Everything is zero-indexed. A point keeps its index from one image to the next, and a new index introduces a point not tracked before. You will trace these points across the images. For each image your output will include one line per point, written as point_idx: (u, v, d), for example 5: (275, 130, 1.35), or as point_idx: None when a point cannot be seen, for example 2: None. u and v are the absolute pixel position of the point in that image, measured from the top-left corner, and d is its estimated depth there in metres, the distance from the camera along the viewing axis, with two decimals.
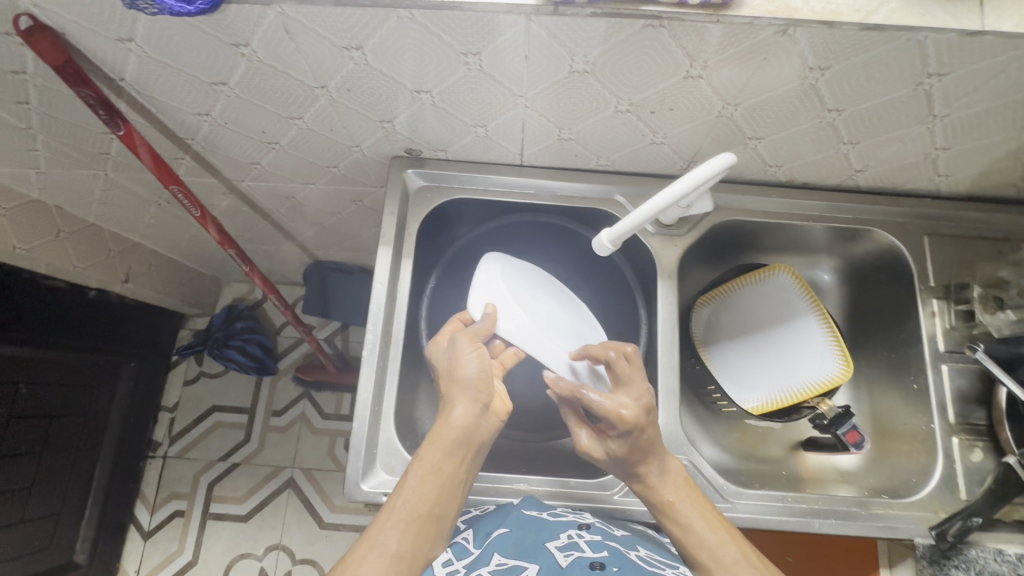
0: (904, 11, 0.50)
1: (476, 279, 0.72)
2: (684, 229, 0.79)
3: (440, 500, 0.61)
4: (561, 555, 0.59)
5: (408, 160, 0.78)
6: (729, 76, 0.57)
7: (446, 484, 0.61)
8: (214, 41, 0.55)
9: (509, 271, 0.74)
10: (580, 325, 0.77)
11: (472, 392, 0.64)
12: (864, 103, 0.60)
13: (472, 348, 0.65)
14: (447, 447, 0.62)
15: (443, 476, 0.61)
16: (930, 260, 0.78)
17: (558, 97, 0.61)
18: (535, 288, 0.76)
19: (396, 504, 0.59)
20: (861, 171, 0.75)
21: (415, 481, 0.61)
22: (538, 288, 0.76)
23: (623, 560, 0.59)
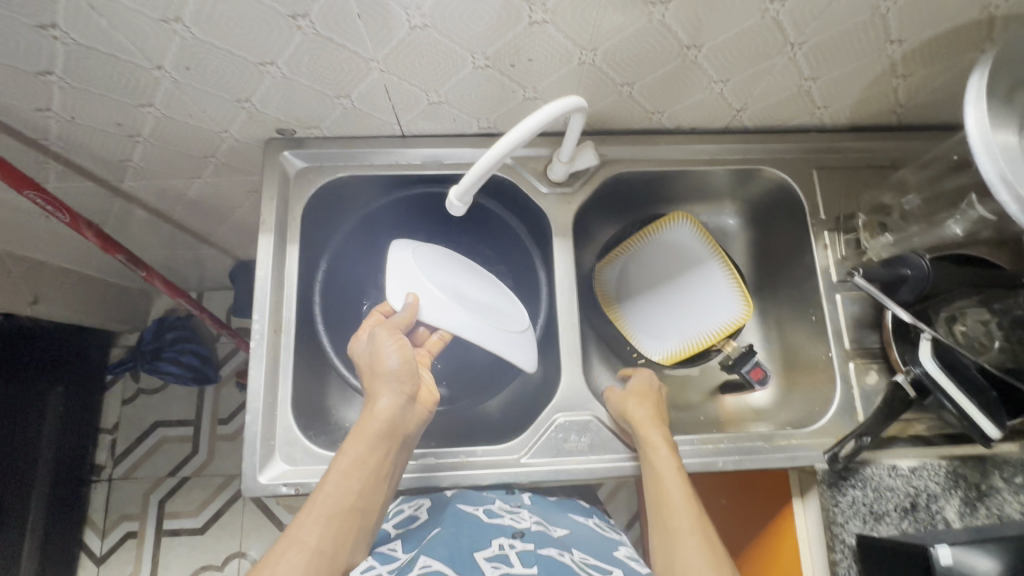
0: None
1: (393, 270, 0.68)
2: (576, 186, 0.78)
3: (365, 495, 0.60)
4: (489, 567, 0.58)
5: (284, 142, 0.75)
6: (576, 19, 0.55)
7: (374, 479, 0.61)
8: (16, 24, 0.51)
9: (428, 255, 0.72)
10: (500, 298, 0.74)
11: (395, 382, 0.64)
12: (719, 37, 0.59)
13: (392, 340, 0.64)
14: (378, 442, 0.61)
15: (373, 471, 0.61)
16: (820, 193, 0.79)
17: (410, 58, 0.59)
18: (453, 266, 0.74)
19: (319, 500, 0.58)
20: (742, 110, 0.75)
21: (339, 476, 0.60)
22: (454, 265, 0.74)
23: (554, 570, 0.57)
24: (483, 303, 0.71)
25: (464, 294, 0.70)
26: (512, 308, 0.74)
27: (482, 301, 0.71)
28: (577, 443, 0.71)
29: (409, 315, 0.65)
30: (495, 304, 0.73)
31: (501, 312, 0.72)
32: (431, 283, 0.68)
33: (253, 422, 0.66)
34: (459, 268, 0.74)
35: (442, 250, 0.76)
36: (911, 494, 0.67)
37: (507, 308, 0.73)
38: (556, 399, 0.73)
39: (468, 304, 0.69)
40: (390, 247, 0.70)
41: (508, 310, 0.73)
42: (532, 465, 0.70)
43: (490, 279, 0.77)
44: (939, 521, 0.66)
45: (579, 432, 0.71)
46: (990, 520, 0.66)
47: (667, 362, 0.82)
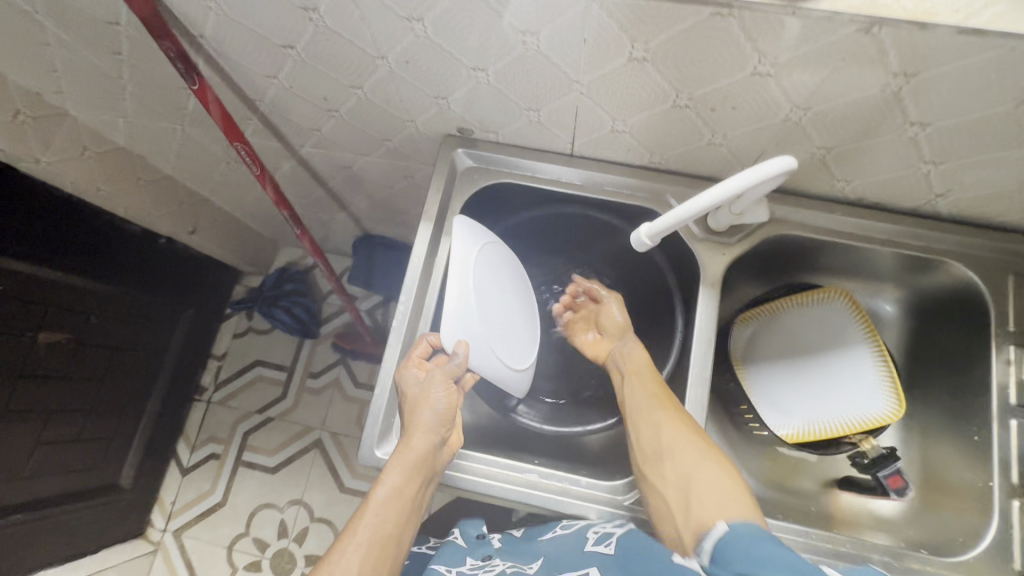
0: (1013, 17, 0.44)
1: (451, 306, 0.65)
2: (734, 238, 0.75)
3: (400, 526, 0.61)
4: None
5: (459, 140, 0.78)
6: (801, 77, 0.53)
7: (399, 514, 0.60)
8: (285, 3, 0.58)
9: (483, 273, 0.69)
10: (529, 325, 0.77)
11: (433, 420, 0.65)
12: (952, 118, 0.55)
13: (440, 385, 0.65)
14: (409, 482, 0.61)
15: (400, 509, 0.61)
16: (1012, 303, 0.71)
17: (614, 87, 0.60)
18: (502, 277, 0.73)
19: (350, 546, 0.57)
20: (942, 196, 0.69)
21: (378, 505, 0.60)
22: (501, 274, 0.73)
23: None
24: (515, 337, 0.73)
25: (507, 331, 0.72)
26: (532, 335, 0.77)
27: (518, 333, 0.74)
28: None
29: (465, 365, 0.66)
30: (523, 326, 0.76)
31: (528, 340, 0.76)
32: (482, 330, 0.67)
33: (381, 398, 0.69)
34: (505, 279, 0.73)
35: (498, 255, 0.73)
36: None
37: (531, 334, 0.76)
38: None
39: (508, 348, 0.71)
40: (452, 270, 0.66)
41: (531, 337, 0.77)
42: (633, 512, 0.69)
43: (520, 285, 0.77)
44: None
45: None
46: None
47: (791, 439, 0.76)
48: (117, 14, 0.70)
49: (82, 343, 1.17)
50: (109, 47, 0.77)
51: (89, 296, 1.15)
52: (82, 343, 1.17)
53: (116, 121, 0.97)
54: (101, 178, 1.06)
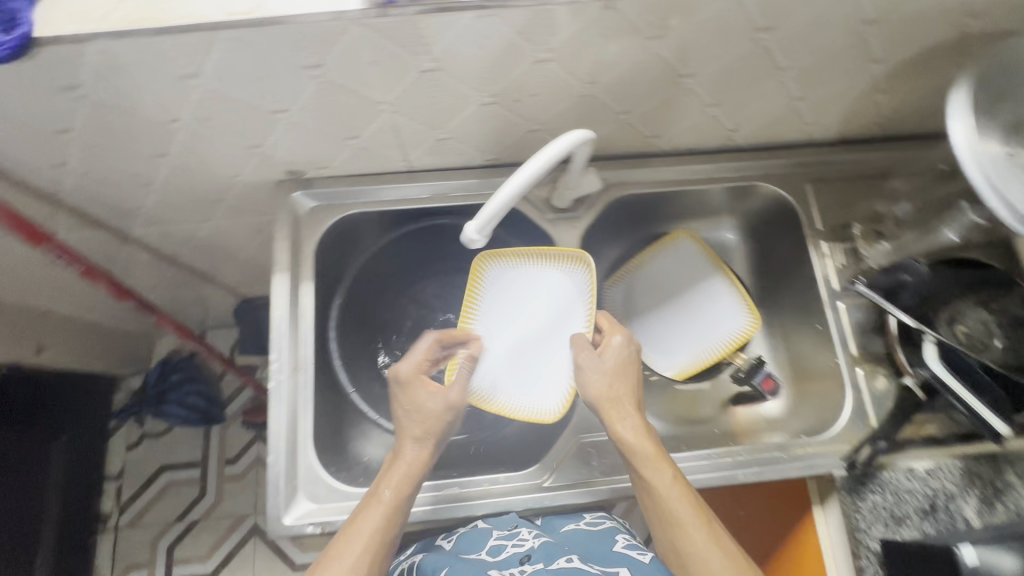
0: None
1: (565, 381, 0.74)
2: (581, 210, 0.80)
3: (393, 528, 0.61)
4: None
5: (294, 183, 0.77)
6: (575, 56, 0.58)
7: (396, 518, 0.61)
8: (41, 87, 0.53)
9: (570, 315, 0.75)
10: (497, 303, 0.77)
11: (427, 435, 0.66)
12: (710, 65, 0.62)
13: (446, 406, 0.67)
14: (410, 481, 0.63)
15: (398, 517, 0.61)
16: (815, 206, 0.82)
17: (419, 99, 0.61)
18: (536, 296, 0.77)
19: (335, 563, 0.57)
20: (735, 130, 0.78)
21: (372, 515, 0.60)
22: (537, 293, 0.77)
23: None
24: (495, 331, 0.77)
25: (506, 341, 0.76)
26: (490, 293, 0.77)
27: (497, 324, 0.77)
28: (597, 465, 0.72)
29: (515, 415, 0.73)
30: (497, 304, 0.77)
31: (486, 311, 0.77)
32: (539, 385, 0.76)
33: (277, 462, 0.66)
34: (527, 293, 0.77)
35: (546, 274, 0.77)
36: (930, 496, 0.68)
37: (487, 301, 0.77)
38: (575, 423, 0.75)
39: (496, 356, 0.76)
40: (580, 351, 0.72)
41: (486, 304, 0.77)
42: (554, 489, 0.71)
43: (514, 266, 0.77)
44: (959, 520, 0.67)
45: (599, 454, 0.73)
46: (1006, 517, 0.67)
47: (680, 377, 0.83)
48: None
49: None
50: None
51: None
52: None
53: None
54: None
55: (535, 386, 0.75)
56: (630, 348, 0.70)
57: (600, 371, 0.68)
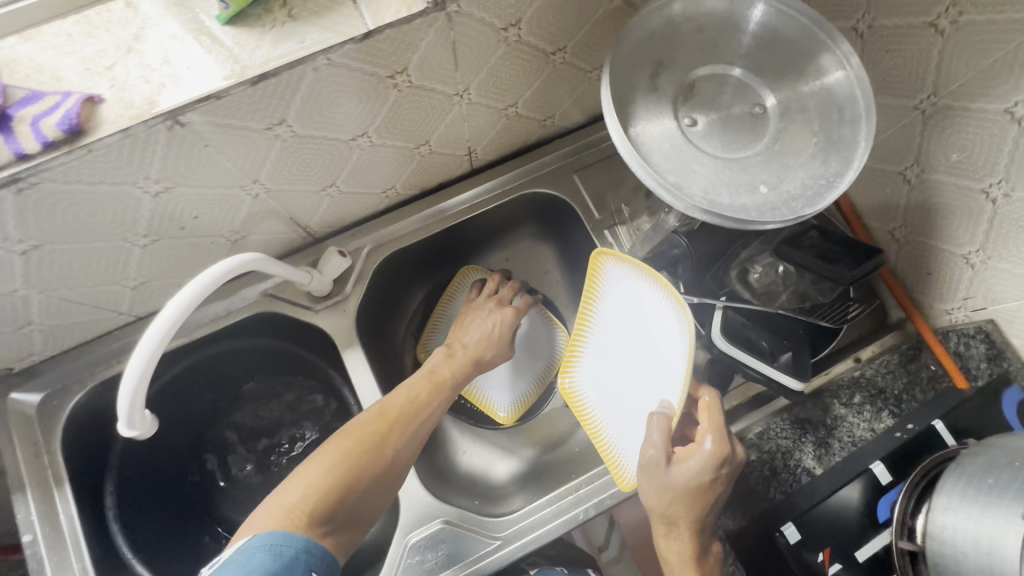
0: (281, 52, 0.45)
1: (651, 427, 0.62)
2: (346, 289, 0.72)
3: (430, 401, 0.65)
4: None
5: (9, 381, 0.66)
6: (200, 174, 0.49)
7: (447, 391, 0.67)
8: None
9: (667, 355, 0.59)
10: (616, 312, 0.66)
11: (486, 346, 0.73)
12: (374, 120, 0.55)
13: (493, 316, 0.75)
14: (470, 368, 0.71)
15: (444, 396, 0.66)
16: (587, 196, 0.77)
17: (55, 271, 0.52)
18: (654, 322, 0.61)
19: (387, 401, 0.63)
20: (472, 152, 0.72)
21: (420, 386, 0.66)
22: (655, 321, 0.61)
23: None
24: (606, 348, 0.68)
25: (615, 364, 0.67)
26: (606, 311, 0.67)
27: (606, 340, 0.68)
28: (436, 559, 0.65)
29: (599, 448, 0.67)
30: (616, 317, 0.66)
31: (603, 322, 0.68)
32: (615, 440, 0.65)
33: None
34: (647, 315, 0.61)
35: (663, 303, 0.59)
36: (767, 460, 0.65)
37: (608, 306, 0.67)
38: (403, 521, 0.67)
39: (608, 377, 0.68)
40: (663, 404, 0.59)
41: (604, 314, 0.68)
42: None
43: (634, 280, 0.62)
44: (801, 473, 0.64)
45: (435, 547, 0.65)
46: (845, 453, 0.65)
47: (500, 420, 0.81)
48: None
49: None
50: None
51: None
52: None
53: None
54: None
55: (630, 430, 0.64)
56: (715, 467, 0.57)
57: (657, 486, 0.58)
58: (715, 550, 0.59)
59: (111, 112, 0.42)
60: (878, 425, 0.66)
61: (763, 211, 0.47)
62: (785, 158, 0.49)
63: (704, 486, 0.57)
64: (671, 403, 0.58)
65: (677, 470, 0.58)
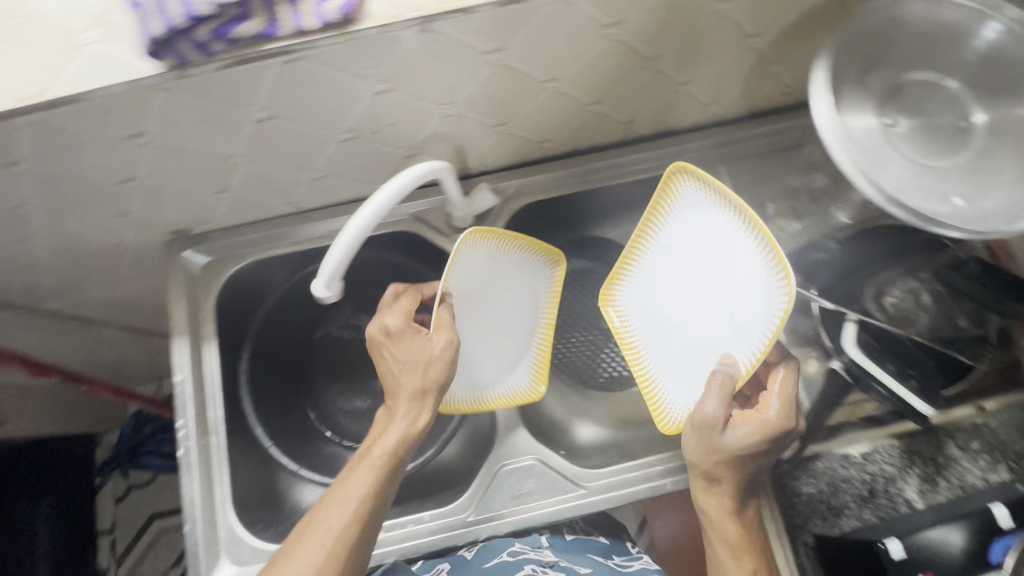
0: None
1: (702, 371, 0.62)
2: (484, 225, 0.76)
3: (373, 491, 0.58)
4: None
5: (184, 240, 0.74)
6: (419, 82, 0.54)
7: (388, 479, 0.59)
8: None
9: (746, 302, 0.56)
10: (682, 248, 0.62)
11: (428, 379, 0.62)
12: (571, 67, 0.58)
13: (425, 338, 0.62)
14: (403, 447, 0.60)
15: (389, 476, 0.60)
16: (730, 187, 0.78)
17: (270, 145, 0.58)
18: (735, 261, 0.57)
19: (317, 520, 0.56)
20: (631, 121, 0.74)
21: (353, 479, 0.58)
22: (730, 265, 0.57)
23: None
24: (662, 284, 0.65)
25: (673, 301, 0.64)
26: (676, 232, 0.62)
27: (664, 270, 0.65)
28: (522, 490, 0.69)
29: (640, 382, 0.68)
30: (679, 252, 0.63)
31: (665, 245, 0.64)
32: (662, 377, 0.66)
33: (218, 519, 0.67)
34: (731, 255, 0.57)
35: (756, 247, 0.54)
36: (868, 481, 0.65)
37: (671, 240, 0.63)
38: (496, 448, 0.71)
39: (661, 313, 0.66)
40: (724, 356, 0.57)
41: (664, 244, 0.64)
42: (480, 523, 0.68)
43: (718, 214, 0.57)
44: (901, 503, 0.64)
45: (522, 479, 0.69)
46: (951, 494, 0.64)
47: (565, 264, 0.75)
48: None
49: None
50: None
51: None
52: None
53: None
54: None
55: (676, 370, 0.64)
56: (772, 436, 0.57)
57: (706, 446, 0.58)
58: (753, 504, 0.62)
59: (376, 7, 0.46)
60: (992, 477, 0.65)
61: (955, 219, 0.46)
62: (985, 176, 0.49)
63: (759, 453, 0.58)
64: (738, 363, 0.57)
65: (734, 435, 0.57)
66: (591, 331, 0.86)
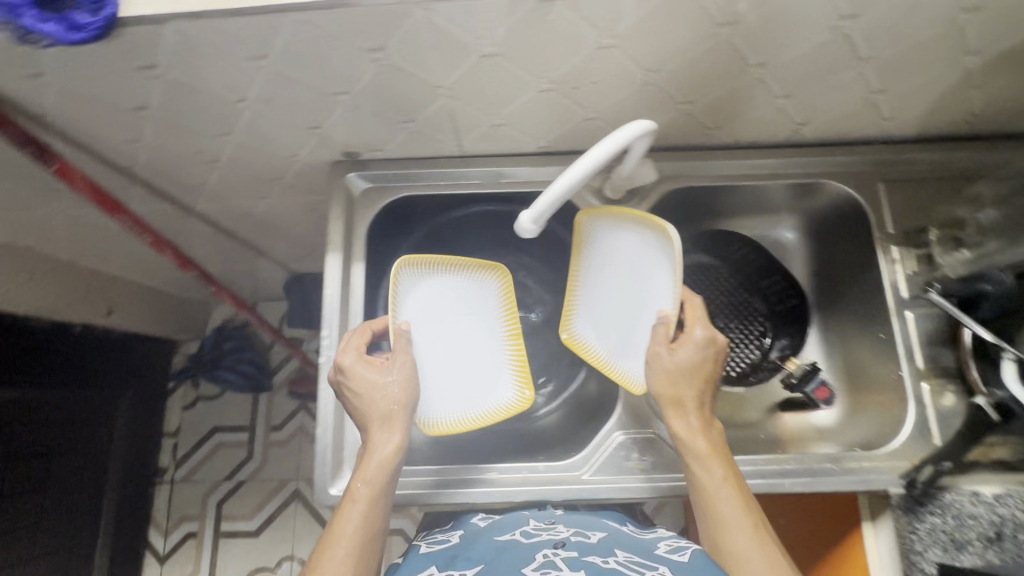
0: None
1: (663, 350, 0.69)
2: (633, 202, 0.78)
3: (366, 520, 0.60)
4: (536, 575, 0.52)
5: (349, 164, 0.77)
6: (643, 43, 0.56)
7: (375, 506, 0.61)
8: (121, 67, 0.56)
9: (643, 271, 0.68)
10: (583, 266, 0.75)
11: (376, 413, 0.64)
12: (784, 54, 0.59)
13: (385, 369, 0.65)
14: (383, 471, 0.62)
15: (377, 504, 0.62)
16: (887, 207, 0.77)
17: (477, 83, 0.61)
18: (627, 249, 0.70)
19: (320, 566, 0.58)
20: (804, 124, 0.73)
21: (346, 515, 0.60)
22: (622, 253, 0.70)
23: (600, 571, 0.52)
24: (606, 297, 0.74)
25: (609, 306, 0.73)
26: (596, 254, 0.73)
27: (600, 288, 0.74)
28: (638, 462, 0.70)
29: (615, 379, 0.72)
30: (605, 269, 0.73)
31: (593, 270, 0.74)
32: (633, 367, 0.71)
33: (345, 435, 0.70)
34: (630, 250, 0.69)
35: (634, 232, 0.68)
36: (997, 523, 0.64)
37: (594, 259, 0.74)
38: (614, 419, 0.73)
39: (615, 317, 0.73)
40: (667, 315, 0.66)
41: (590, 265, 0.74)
42: (593, 484, 0.70)
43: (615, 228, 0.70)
44: None
45: (638, 451, 0.71)
46: None
47: (509, 275, 0.76)
48: None
49: None
50: None
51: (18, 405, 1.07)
52: None
53: None
54: None
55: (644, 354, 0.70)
56: (709, 354, 0.66)
57: (661, 372, 0.65)
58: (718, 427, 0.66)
59: None
60: None
61: None
62: None
63: (706, 373, 0.66)
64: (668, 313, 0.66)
65: (674, 356, 0.65)
66: None
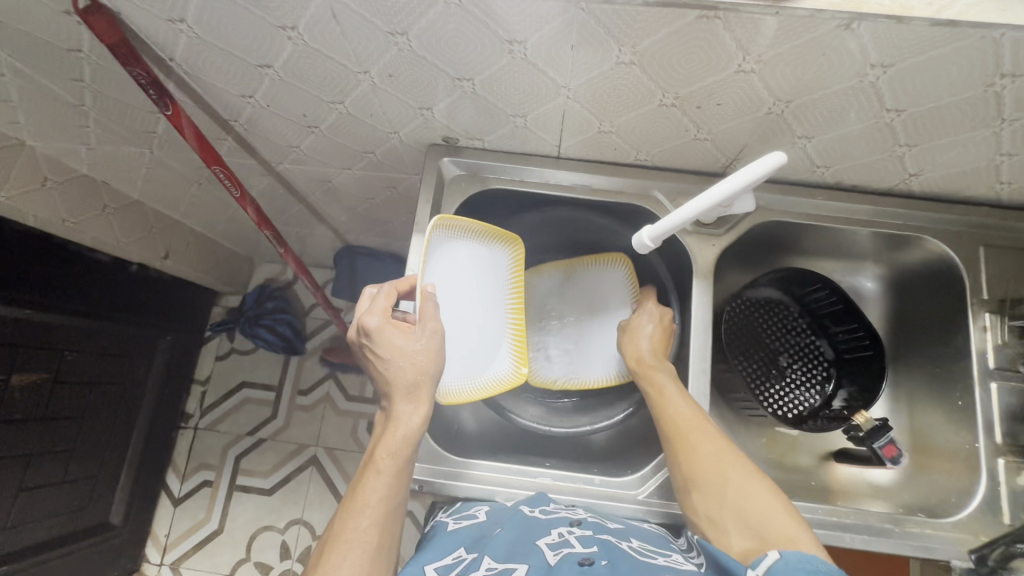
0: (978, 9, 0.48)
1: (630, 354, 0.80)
2: (722, 228, 0.77)
3: (391, 493, 0.60)
4: (551, 554, 0.54)
5: (444, 148, 0.77)
6: (786, 73, 0.55)
7: (397, 478, 0.61)
8: (260, 22, 0.56)
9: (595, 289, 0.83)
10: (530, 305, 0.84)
11: (404, 380, 0.63)
12: (925, 103, 0.57)
13: (410, 337, 0.64)
14: (405, 445, 0.62)
15: (400, 478, 0.61)
16: (984, 272, 0.75)
17: (603, 89, 0.60)
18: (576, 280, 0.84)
19: (344, 541, 0.56)
20: (916, 175, 0.71)
21: (369, 485, 0.60)
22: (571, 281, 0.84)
23: (615, 552, 0.54)
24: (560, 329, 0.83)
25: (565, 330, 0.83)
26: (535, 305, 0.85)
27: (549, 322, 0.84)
28: None
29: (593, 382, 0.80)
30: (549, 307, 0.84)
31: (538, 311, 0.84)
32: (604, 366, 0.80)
33: None
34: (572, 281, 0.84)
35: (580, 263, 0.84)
36: None
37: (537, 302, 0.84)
38: None
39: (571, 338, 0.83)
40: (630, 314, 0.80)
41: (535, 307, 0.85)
42: (649, 504, 0.70)
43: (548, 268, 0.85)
44: None
45: None
46: None
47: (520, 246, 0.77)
48: (77, 40, 0.64)
49: (56, 382, 1.08)
50: (70, 75, 0.71)
51: (74, 331, 1.10)
52: (57, 381, 1.08)
53: (80, 150, 0.89)
54: (65, 210, 0.95)
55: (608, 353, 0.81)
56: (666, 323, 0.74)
57: (629, 340, 0.73)
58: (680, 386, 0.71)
59: None
60: None
61: None
62: None
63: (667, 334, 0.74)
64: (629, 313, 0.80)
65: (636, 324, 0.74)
66: (766, 364, 0.86)
